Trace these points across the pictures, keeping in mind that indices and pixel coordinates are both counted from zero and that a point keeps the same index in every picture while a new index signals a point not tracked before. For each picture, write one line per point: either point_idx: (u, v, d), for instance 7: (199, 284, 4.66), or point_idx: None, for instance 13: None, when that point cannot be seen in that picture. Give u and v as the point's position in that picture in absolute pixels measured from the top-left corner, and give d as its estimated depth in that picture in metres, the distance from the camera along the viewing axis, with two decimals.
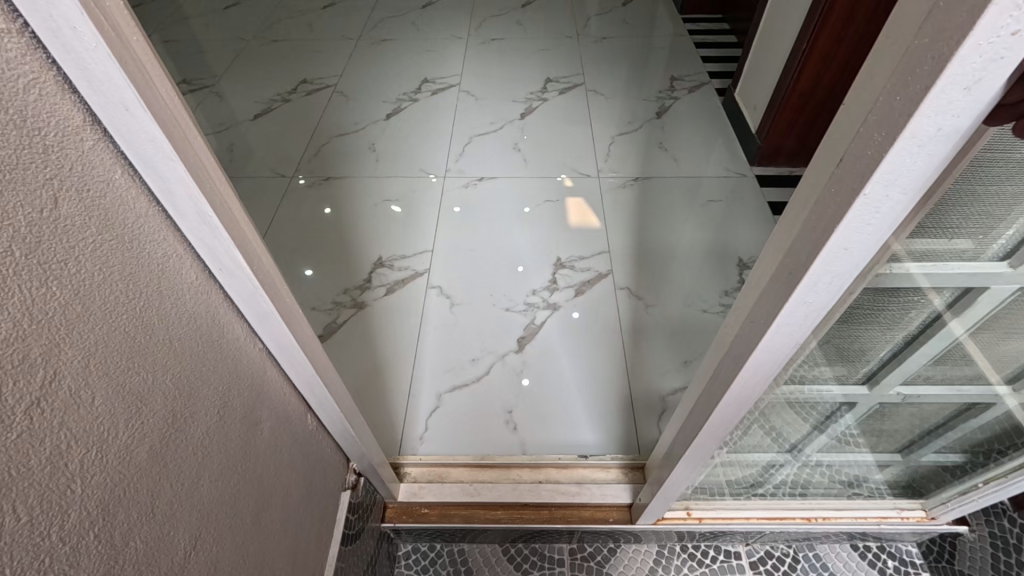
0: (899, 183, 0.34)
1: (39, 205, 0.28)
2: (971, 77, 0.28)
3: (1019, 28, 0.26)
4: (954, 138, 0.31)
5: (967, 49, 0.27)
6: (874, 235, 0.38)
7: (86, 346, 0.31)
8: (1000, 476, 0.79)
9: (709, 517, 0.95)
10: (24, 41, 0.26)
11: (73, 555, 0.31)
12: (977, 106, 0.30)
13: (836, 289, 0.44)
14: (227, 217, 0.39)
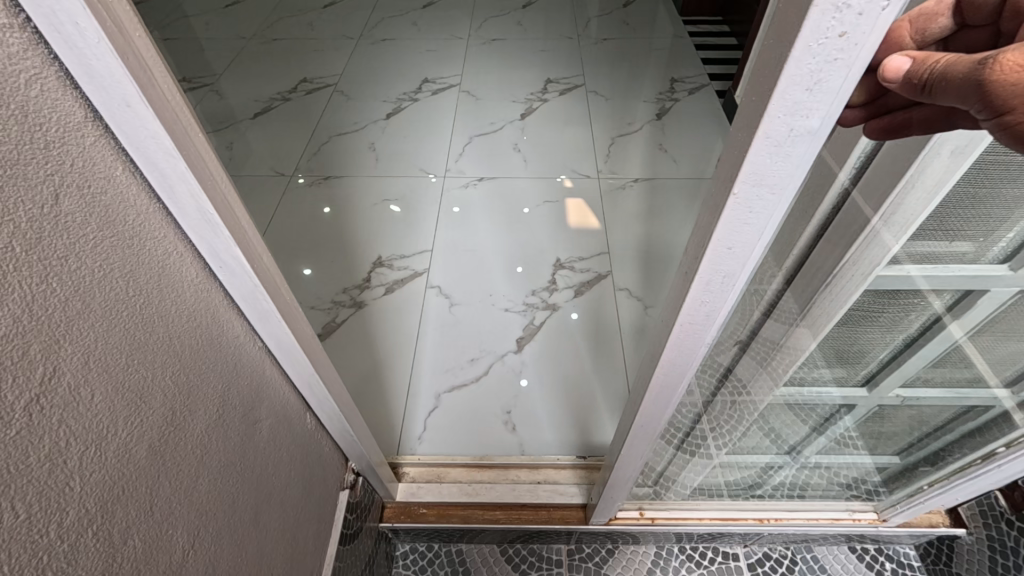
0: (768, 183, 0.32)
1: (40, 201, 0.28)
2: (810, 77, 0.27)
3: (845, 28, 0.25)
4: (810, 141, 0.30)
5: (801, 44, 0.25)
6: (754, 240, 0.37)
7: (86, 342, 0.31)
8: (944, 477, 0.81)
9: (662, 517, 0.96)
10: (27, 37, 0.26)
11: (71, 553, 0.31)
12: (828, 102, 0.28)
13: (728, 292, 0.42)
14: (229, 216, 0.39)
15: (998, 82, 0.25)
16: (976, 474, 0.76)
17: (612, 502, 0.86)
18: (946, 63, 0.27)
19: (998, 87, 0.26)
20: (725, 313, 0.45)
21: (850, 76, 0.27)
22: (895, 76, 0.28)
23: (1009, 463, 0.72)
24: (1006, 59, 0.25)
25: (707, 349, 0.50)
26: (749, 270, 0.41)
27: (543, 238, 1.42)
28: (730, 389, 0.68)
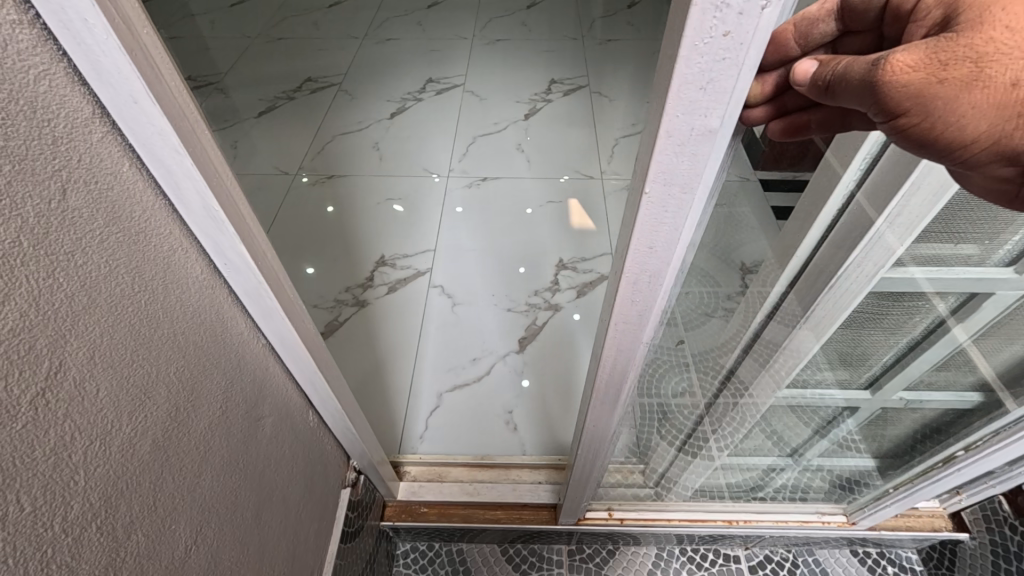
0: (677, 180, 0.33)
1: (47, 197, 0.28)
2: (702, 76, 0.27)
3: (729, 29, 0.25)
4: (713, 139, 0.30)
5: (687, 44, 0.26)
6: (674, 238, 0.37)
7: (91, 338, 0.31)
8: (909, 480, 0.82)
9: (630, 518, 0.97)
10: (36, 33, 0.26)
11: (75, 546, 0.31)
12: (723, 101, 0.28)
13: (656, 289, 0.42)
14: (235, 213, 0.39)
15: (882, 88, 0.27)
16: (939, 478, 0.78)
17: (579, 502, 0.87)
18: (846, 63, 0.28)
19: (883, 94, 0.27)
20: (658, 312, 0.46)
21: (740, 76, 0.27)
22: (803, 78, 0.30)
23: (969, 465, 0.75)
24: (896, 63, 0.26)
25: (646, 346, 0.50)
26: (676, 269, 0.41)
27: (547, 239, 1.42)
28: (732, 391, 0.71)
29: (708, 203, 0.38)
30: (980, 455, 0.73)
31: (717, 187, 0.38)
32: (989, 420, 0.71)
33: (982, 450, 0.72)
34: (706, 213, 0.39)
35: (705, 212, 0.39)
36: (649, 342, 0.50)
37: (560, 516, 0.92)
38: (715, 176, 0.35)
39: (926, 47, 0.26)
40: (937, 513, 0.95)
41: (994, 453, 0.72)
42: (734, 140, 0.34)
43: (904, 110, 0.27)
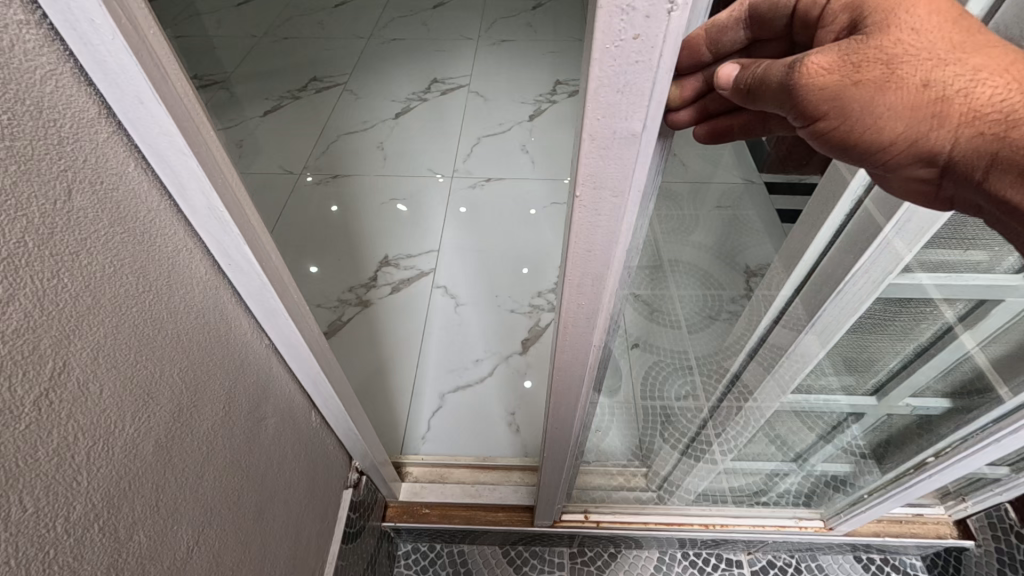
0: (606, 185, 0.31)
1: (53, 196, 0.28)
2: (618, 79, 0.26)
3: (638, 30, 0.24)
4: (638, 143, 0.29)
5: (598, 46, 0.24)
6: (612, 244, 0.36)
7: (96, 338, 0.31)
8: (882, 487, 0.81)
9: (607, 521, 0.97)
10: (43, 33, 0.26)
11: (77, 547, 0.31)
12: (642, 104, 0.27)
13: (601, 292, 0.41)
14: (239, 215, 0.39)
15: (801, 86, 0.28)
16: (912, 484, 0.76)
17: (552, 504, 0.88)
18: (765, 66, 0.30)
19: (802, 91, 0.28)
20: (605, 317, 0.45)
21: (657, 80, 0.26)
22: (726, 82, 0.31)
23: (940, 472, 0.73)
24: (812, 63, 0.28)
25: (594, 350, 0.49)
26: (617, 273, 0.40)
27: (551, 240, 1.42)
28: (736, 396, 0.75)
29: (643, 207, 0.37)
30: (950, 462, 0.71)
31: (650, 191, 0.37)
32: (960, 426, 0.69)
33: (952, 457, 0.71)
34: (641, 216, 0.38)
35: (640, 215, 0.38)
36: (596, 346, 0.49)
37: (536, 519, 0.93)
38: (644, 180, 0.34)
39: (840, 49, 0.28)
40: (942, 520, 0.94)
41: (963, 460, 0.70)
42: (660, 146, 0.33)
43: (823, 108, 0.29)
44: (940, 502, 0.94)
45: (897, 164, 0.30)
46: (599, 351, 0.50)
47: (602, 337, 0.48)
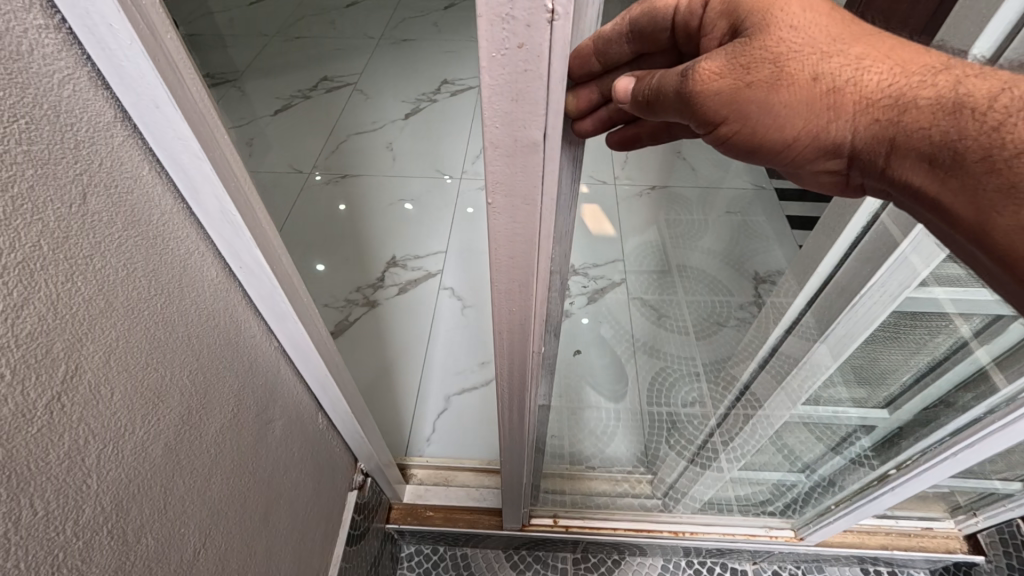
0: (517, 194, 0.30)
1: (69, 201, 0.28)
2: (510, 88, 0.25)
3: (521, 40, 0.23)
4: (542, 154, 0.28)
5: (483, 53, 0.23)
6: (533, 254, 0.35)
7: (107, 341, 0.31)
8: (848, 499, 0.80)
9: (576, 526, 0.97)
10: (62, 37, 0.26)
11: (86, 550, 0.31)
12: (539, 113, 0.26)
13: (523, 303, 0.40)
14: (252, 218, 0.39)
15: (696, 90, 0.32)
16: (874, 496, 0.75)
17: (518, 505, 0.87)
18: (660, 79, 0.34)
19: (699, 95, 0.32)
20: (540, 323, 0.44)
21: (551, 89, 0.25)
22: (625, 95, 0.34)
23: (902, 485, 0.71)
24: (703, 69, 0.32)
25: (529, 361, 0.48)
26: (545, 281, 0.39)
27: None
28: (745, 404, 0.76)
29: (560, 212, 0.36)
30: (909, 475, 0.69)
31: (565, 195, 0.36)
32: (921, 439, 0.68)
33: (910, 471, 0.69)
34: (562, 222, 0.38)
35: (559, 221, 0.37)
36: (535, 351, 0.48)
37: (505, 521, 0.92)
38: (558, 189, 0.33)
39: (728, 55, 0.33)
40: (951, 534, 0.94)
41: (923, 474, 0.68)
42: (569, 153, 0.32)
43: (722, 108, 0.33)
44: (950, 516, 0.93)
45: (802, 153, 0.35)
46: (538, 357, 0.49)
47: (539, 342, 0.47)
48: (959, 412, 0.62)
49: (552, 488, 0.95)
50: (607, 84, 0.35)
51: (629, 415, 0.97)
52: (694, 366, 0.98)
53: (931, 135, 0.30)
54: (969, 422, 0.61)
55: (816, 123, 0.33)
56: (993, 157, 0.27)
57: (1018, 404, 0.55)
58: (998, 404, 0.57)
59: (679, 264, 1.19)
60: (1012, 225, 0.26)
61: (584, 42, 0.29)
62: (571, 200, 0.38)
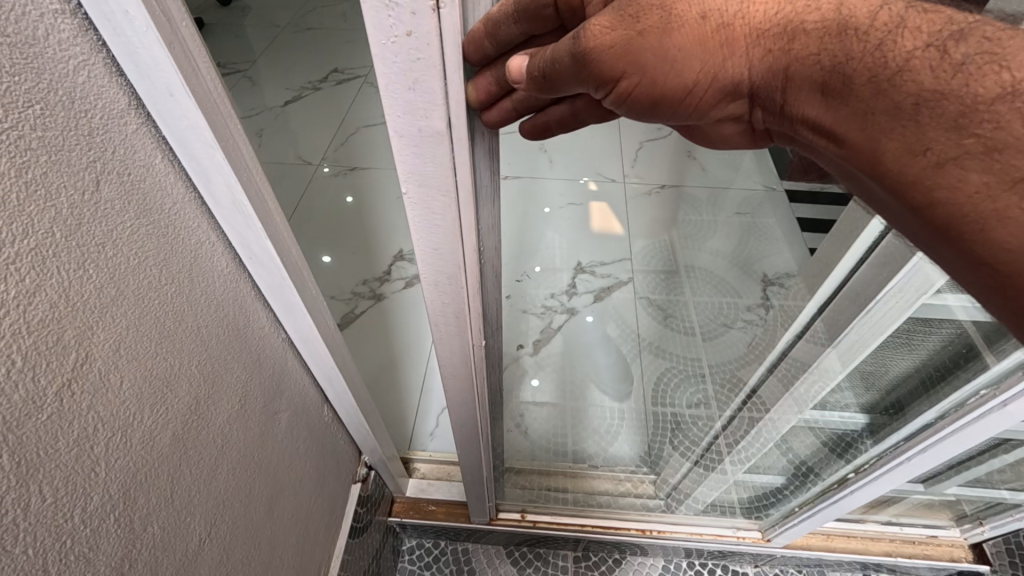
0: (431, 184, 0.31)
1: (81, 188, 0.28)
2: (406, 76, 0.25)
3: (409, 28, 0.23)
4: (447, 141, 0.29)
5: (374, 41, 0.24)
6: (456, 245, 0.36)
7: (118, 329, 0.31)
8: (811, 499, 0.81)
9: (543, 521, 0.96)
10: (77, 22, 0.26)
11: (93, 538, 0.31)
12: (438, 102, 0.27)
13: (461, 292, 0.41)
14: (263, 209, 0.39)
15: (592, 49, 0.32)
16: (833, 500, 0.75)
17: (482, 501, 0.87)
18: (551, 51, 0.32)
19: (595, 54, 0.32)
20: (476, 312, 0.45)
21: (447, 76, 0.26)
22: (520, 74, 0.32)
23: (860, 490, 0.71)
24: (591, 25, 0.32)
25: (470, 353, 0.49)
26: (473, 272, 0.40)
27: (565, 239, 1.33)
28: (753, 406, 0.76)
29: (481, 204, 0.37)
30: (868, 479, 0.69)
31: (486, 184, 0.38)
32: (876, 442, 0.68)
33: (867, 474, 0.69)
34: (482, 217, 0.39)
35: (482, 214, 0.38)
36: (477, 344, 0.49)
37: (471, 516, 0.94)
38: (475, 180, 0.34)
39: (615, 9, 0.32)
40: (957, 543, 0.93)
41: (880, 476, 0.67)
42: (483, 143, 0.34)
43: (619, 62, 0.33)
44: (956, 525, 0.92)
45: (705, 98, 0.36)
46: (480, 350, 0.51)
47: (481, 334, 0.49)
48: (911, 418, 0.62)
49: (555, 486, 0.98)
50: (500, 68, 0.32)
51: (633, 413, 1.05)
52: (699, 367, 1.01)
53: (819, 61, 0.32)
54: (920, 427, 0.61)
55: (712, 65, 0.34)
56: (878, 77, 0.29)
57: (965, 410, 0.55)
58: (948, 408, 0.57)
59: (688, 265, 1.23)
60: (899, 146, 0.28)
61: (473, 27, 0.28)
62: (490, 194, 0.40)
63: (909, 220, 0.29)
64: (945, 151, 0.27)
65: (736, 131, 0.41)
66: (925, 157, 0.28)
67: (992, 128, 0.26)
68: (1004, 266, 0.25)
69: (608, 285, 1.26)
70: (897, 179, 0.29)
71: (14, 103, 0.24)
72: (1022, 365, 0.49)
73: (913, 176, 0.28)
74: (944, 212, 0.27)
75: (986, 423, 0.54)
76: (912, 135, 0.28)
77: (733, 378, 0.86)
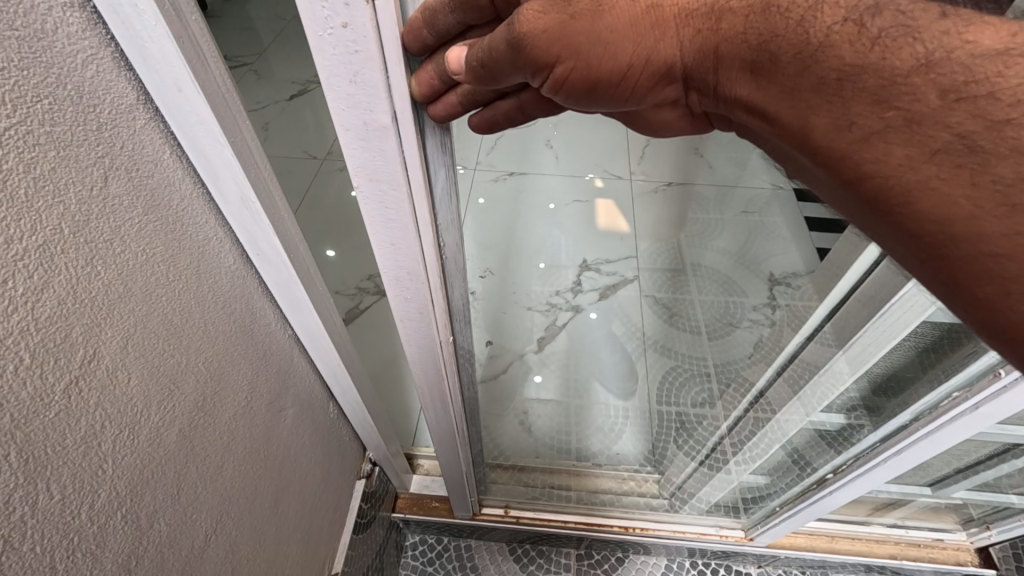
0: (380, 179, 0.33)
1: (89, 183, 0.27)
2: (345, 67, 0.27)
3: (344, 18, 0.25)
4: (392, 133, 0.30)
5: (312, 33, 0.26)
6: (411, 240, 0.38)
7: (126, 327, 0.31)
8: (792, 499, 0.81)
9: (526, 517, 0.97)
10: (86, 16, 0.26)
11: (100, 535, 0.31)
12: (381, 95, 0.28)
13: (423, 286, 0.43)
14: (271, 205, 0.39)
15: (526, 35, 0.29)
16: (812, 500, 0.75)
17: (465, 496, 0.88)
18: (487, 39, 0.29)
19: (529, 41, 0.30)
20: (441, 310, 0.47)
21: (389, 69, 0.28)
22: (458, 67, 0.30)
23: (837, 490, 0.71)
24: (523, 11, 0.29)
25: (439, 348, 0.52)
26: (435, 269, 0.42)
27: (572, 237, 1.32)
28: (761, 407, 0.76)
29: (440, 201, 0.39)
30: (846, 479, 0.69)
31: (446, 182, 0.39)
32: (847, 445, 0.68)
33: (844, 475, 0.69)
34: (442, 216, 0.40)
35: (440, 210, 0.39)
36: (442, 341, 0.51)
37: (455, 510, 0.93)
38: (431, 175, 0.36)
39: None
40: (963, 546, 0.92)
41: (859, 478, 0.68)
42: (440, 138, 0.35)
43: (552, 47, 0.30)
44: (963, 528, 0.91)
45: (641, 83, 0.34)
46: (449, 348, 0.53)
47: (447, 332, 0.51)
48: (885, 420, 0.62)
49: (558, 483, 0.99)
50: (440, 61, 0.30)
51: (638, 413, 1.04)
52: (706, 366, 1.00)
53: (747, 39, 0.31)
54: (896, 428, 0.61)
55: (646, 47, 0.32)
56: (803, 53, 0.29)
57: (940, 412, 0.55)
58: (923, 409, 0.57)
59: (695, 263, 1.22)
60: (826, 122, 0.28)
61: (412, 17, 0.28)
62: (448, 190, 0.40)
63: (842, 196, 0.28)
64: (868, 125, 0.26)
65: (674, 115, 0.39)
66: (851, 132, 0.27)
67: (909, 101, 0.25)
68: (933, 237, 0.25)
69: (613, 283, 1.24)
70: (827, 156, 0.28)
71: (22, 97, 0.23)
72: (990, 367, 0.50)
73: (841, 152, 0.27)
74: (873, 185, 0.26)
75: (959, 424, 0.54)
76: (838, 111, 0.27)
77: (739, 379, 0.86)
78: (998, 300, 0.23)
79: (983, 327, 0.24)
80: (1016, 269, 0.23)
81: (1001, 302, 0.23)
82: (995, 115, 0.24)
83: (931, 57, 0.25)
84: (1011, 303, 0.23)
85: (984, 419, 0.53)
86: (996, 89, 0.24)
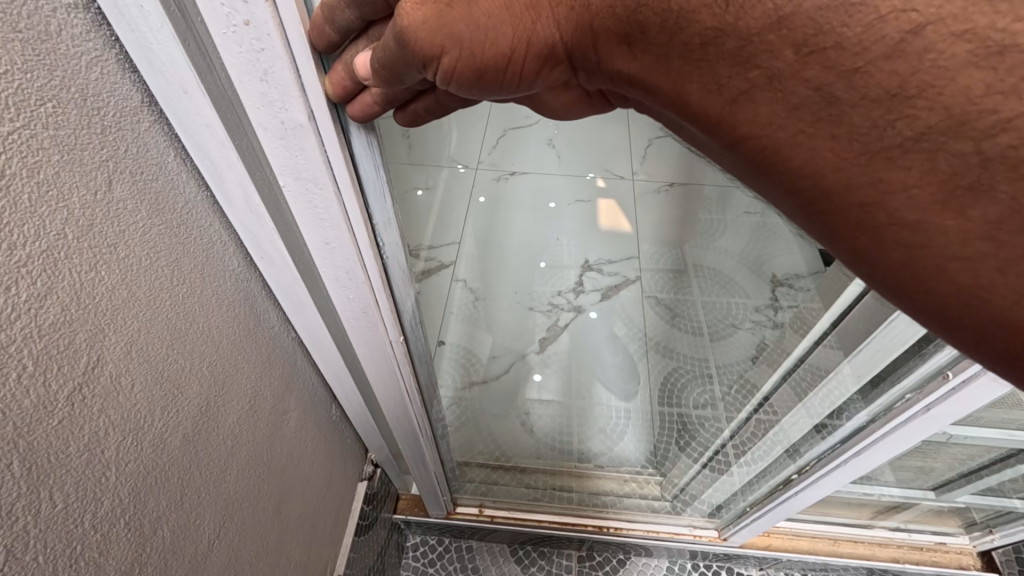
0: (306, 177, 0.34)
1: (94, 188, 0.27)
2: (254, 65, 0.28)
3: (246, 18, 0.25)
4: (308, 133, 0.31)
5: (215, 31, 0.26)
6: (344, 237, 0.38)
7: (129, 332, 0.30)
8: (762, 498, 0.81)
9: (499, 516, 0.96)
10: (90, 17, 0.25)
11: (104, 542, 0.30)
12: (294, 95, 0.29)
13: (365, 285, 0.43)
14: (280, 211, 0.38)
15: (409, 30, 0.27)
16: (783, 499, 0.76)
17: (437, 495, 0.88)
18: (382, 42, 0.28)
19: (412, 36, 0.27)
20: (388, 310, 0.47)
21: (298, 65, 0.28)
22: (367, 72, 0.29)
23: (804, 489, 0.72)
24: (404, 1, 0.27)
25: (393, 347, 0.52)
26: (374, 264, 0.42)
27: (573, 237, 1.31)
28: (766, 410, 0.76)
29: (376, 199, 0.39)
30: (811, 479, 0.70)
31: (382, 180, 0.39)
32: (815, 444, 0.68)
33: (811, 474, 0.69)
34: (376, 211, 0.39)
35: (376, 207, 0.39)
36: (393, 342, 0.51)
37: (429, 509, 0.94)
38: (365, 175, 0.36)
39: None
40: (965, 550, 0.92)
41: (823, 478, 0.68)
42: (370, 139, 0.35)
43: (435, 37, 0.28)
44: (966, 532, 0.91)
45: (526, 68, 0.31)
46: (402, 344, 0.52)
47: (397, 331, 0.50)
48: (844, 420, 0.62)
49: (559, 484, 0.98)
50: (350, 60, 0.30)
51: (642, 415, 1.04)
52: (708, 366, 1.02)
53: (615, 12, 0.29)
54: (855, 428, 0.62)
55: (524, 29, 0.30)
56: (668, 21, 0.27)
57: (894, 413, 0.56)
58: (879, 411, 0.58)
59: (697, 262, 1.22)
60: (698, 87, 0.28)
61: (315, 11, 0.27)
62: (383, 186, 0.40)
63: (728, 156, 0.29)
64: (736, 87, 0.26)
65: (570, 97, 0.39)
66: (721, 94, 0.27)
67: (769, 59, 0.25)
68: (810, 192, 0.26)
69: (616, 283, 1.24)
70: (707, 120, 0.28)
71: (26, 101, 0.23)
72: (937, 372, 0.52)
73: (717, 115, 0.28)
74: (751, 146, 0.27)
75: (909, 427, 0.56)
76: (708, 76, 0.27)
77: (743, 380, 0.86)
78: (872, 247, 0.25)
79: (873, 276, 0.26)
80: (882, 216, 0.24)
81: (874, 249, 0.25)
82: (842, 64, 0.23)
83: (782, 11, 0.24)
84: (885, 250, 0.25)
85: (932, 420, 0.55)
86: (843, 40, 0.23)
